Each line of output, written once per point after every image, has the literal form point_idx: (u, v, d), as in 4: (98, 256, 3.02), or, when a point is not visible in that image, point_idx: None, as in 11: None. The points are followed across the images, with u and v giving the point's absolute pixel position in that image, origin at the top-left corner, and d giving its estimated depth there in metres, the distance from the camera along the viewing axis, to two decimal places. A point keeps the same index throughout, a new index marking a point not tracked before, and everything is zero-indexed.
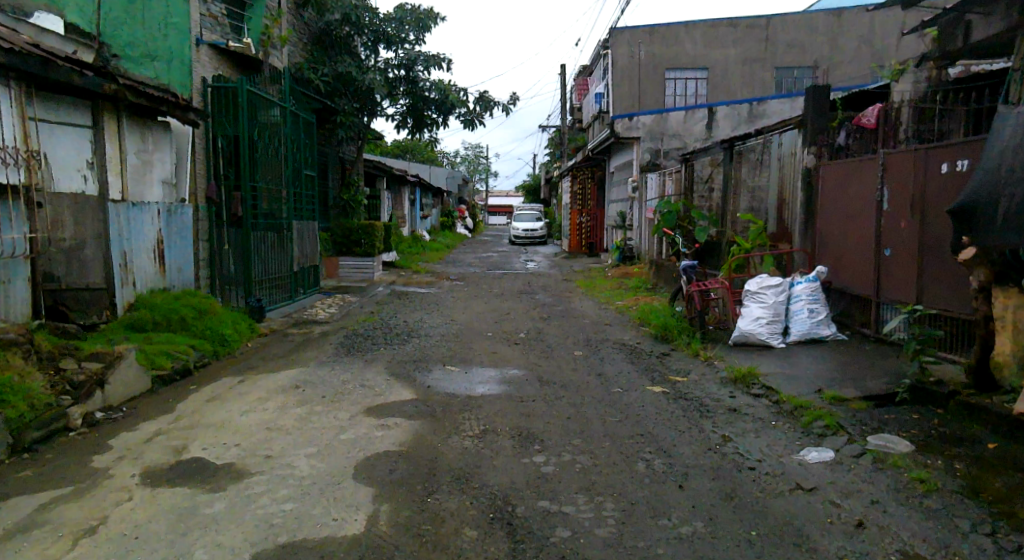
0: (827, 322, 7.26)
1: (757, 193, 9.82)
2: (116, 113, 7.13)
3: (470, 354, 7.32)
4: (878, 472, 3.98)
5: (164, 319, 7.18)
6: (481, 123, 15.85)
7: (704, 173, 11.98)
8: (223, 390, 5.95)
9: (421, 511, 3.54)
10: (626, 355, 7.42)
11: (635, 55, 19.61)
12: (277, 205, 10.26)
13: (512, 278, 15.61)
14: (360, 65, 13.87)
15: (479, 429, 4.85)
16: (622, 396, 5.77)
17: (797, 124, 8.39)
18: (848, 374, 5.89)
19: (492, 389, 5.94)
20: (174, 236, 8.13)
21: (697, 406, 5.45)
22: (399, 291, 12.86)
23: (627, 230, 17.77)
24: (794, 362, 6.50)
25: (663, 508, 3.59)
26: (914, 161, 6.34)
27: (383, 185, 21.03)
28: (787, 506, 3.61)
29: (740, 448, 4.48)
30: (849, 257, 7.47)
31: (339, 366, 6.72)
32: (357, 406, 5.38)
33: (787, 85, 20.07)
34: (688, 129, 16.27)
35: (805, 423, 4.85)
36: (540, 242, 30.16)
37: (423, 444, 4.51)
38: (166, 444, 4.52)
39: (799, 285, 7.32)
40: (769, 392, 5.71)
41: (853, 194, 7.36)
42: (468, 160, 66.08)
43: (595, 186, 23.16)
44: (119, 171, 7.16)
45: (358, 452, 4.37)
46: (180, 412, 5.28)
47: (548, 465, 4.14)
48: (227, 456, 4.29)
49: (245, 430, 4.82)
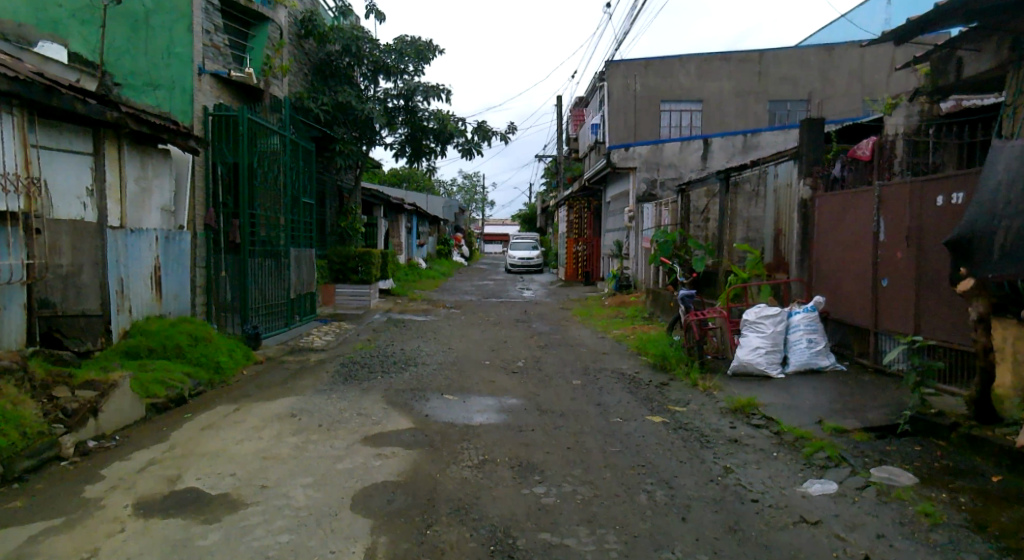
0: (826, 352, 7.28)
1: (754, 223, 9.91)
2: (117, 140, 7.16)
3: (467, 382, 7.27)
4: (882, 505, 3.95)
5: (158, 346, 7.12)
6: (479, 153, 15.98)
7: (700, 203, 12.09)
8: (218, 418, 5.87)
9: (420, 543, 3.48)
10: (625, 385, 7.38)
11: (631, 87, 19.89)
12: (275, 232, 10.28)
13: (508, 306, 15.58)
14: (359, 95, 14.06)
15: (478, 459, 4.80)
16: (622, 426, 5.72)
17: (794, 155, 8.47)
18: (848, 404, 5.87)
19: (490, 418, 5.90)
20: (170, 263, 8.10)
21: (697, 436, 5.42)
22: (396, 319, 12.82)
23: (624, 258, 17.80)
24: (793, 392, 6.49)
25: (666, 540, 3.53)
26: (909, 194, 6.40)
27: (380, 214, 21.10)
28: (791, 539, 3.57)
29: (742, 480, 4.44)
30: (846, 287, 7.49)
31: (336, 394, 6.66)
32: (354, 435, 5.33)
33: (780, 117, 20.37)
34: (684, 160, 16.48)
35: (807, 454, 4.83)
36: (536, 270, 30.19)
37: (422, 474, 4.46)
38: (160, 474, 4.45)
39: (797, 315, 7.33)
40: (769, 423, 5.67)
41: (849, 226, 7.42)
42: (465, 189, 66.51)
43: (591, 215, 23.28)
44: (118, 197, 7.16)
45: (355, 482, 4.31)
46: (174, 441, 5.20)
47: (548, 496, 4.09)
48: (222, 486, 4.22)
49: (241, 459, 4.75)
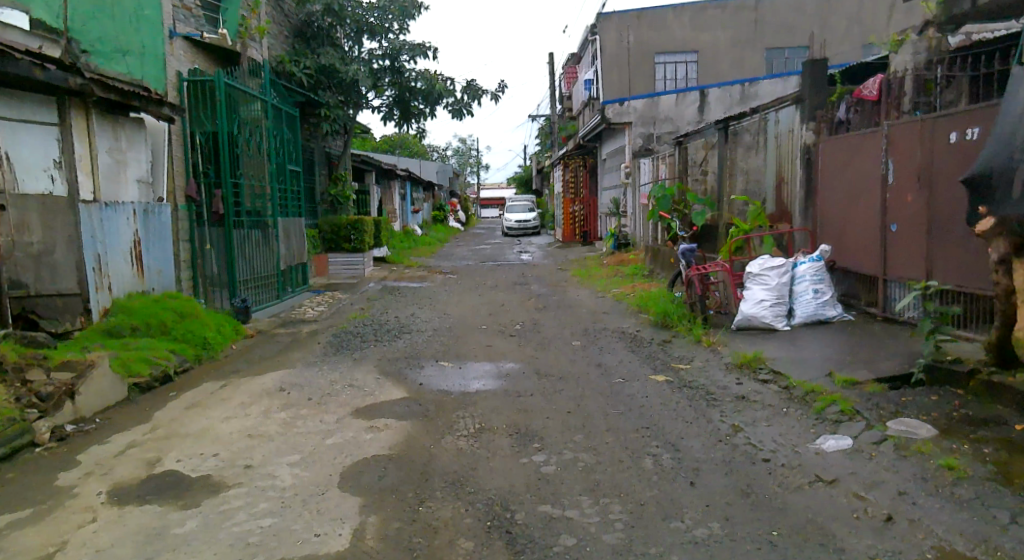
0: (833, 302, 6.99)
1: (755, 174, 9.60)
2: (85, 109, 6.81)
3: (464, 349, 7.03)
4: (902, 460, 3.72)
5: (141, 324, 6.90)
6: (469, 113, 15.53)
7: (698, 156, 11.86)
8: (205, 396, 5.65)
9: (412, 522, 3.26)
10: (626, 344, 7.15)
11: (624, 40, 19.30)
12: (261, 202, 10.04)
13: (506, 270, 15.28)
14: (343, 57, 13.55)
15: (475, 427, 4.58)
16: (624, 386, 5.51)
17: (795, 100, 8.14)
18: (859, 357, 5.65)
19: (488, 384, 5.67)
20: (152, 238, 7.83)
21: (703, 395, 5.21)
22: (391, 287, 12.52)
23: (622, 216, 17.49)
24: (799, 346, 6.27)
25: (675, 508, 3.30)
26: (920, 132, 6.08)
27: (372, 180, 20.69)
28: (808, 501, 3.34)
29: (751, 439, 4.25)
30: (854, 234, 7.21)
31: (327, 366, 6.42)
32: (345, 408, 5.11)
33: (777, 66, 19.79)
34: (681, 113, 16.23)
35: (818, 409, 4.60)
36: (534, 232, 29.81)
37: (415, 447, 4.24)
38: (139, 458, 4.22)
39: (803, 265, 7.06)
40: (777, 378, 5.45)
41: (856, 171, 7.11)
42: (460, 154, 65.79)
43: (587, 174, 22.93)
44: (90, 170, 6.85)
45: (344, 457, 4.08)
46: (157, 421, 4.99)
47: (547, 465, 3.86)
48: (204, 467, 4.00)
49: (226, 438, 4.54)
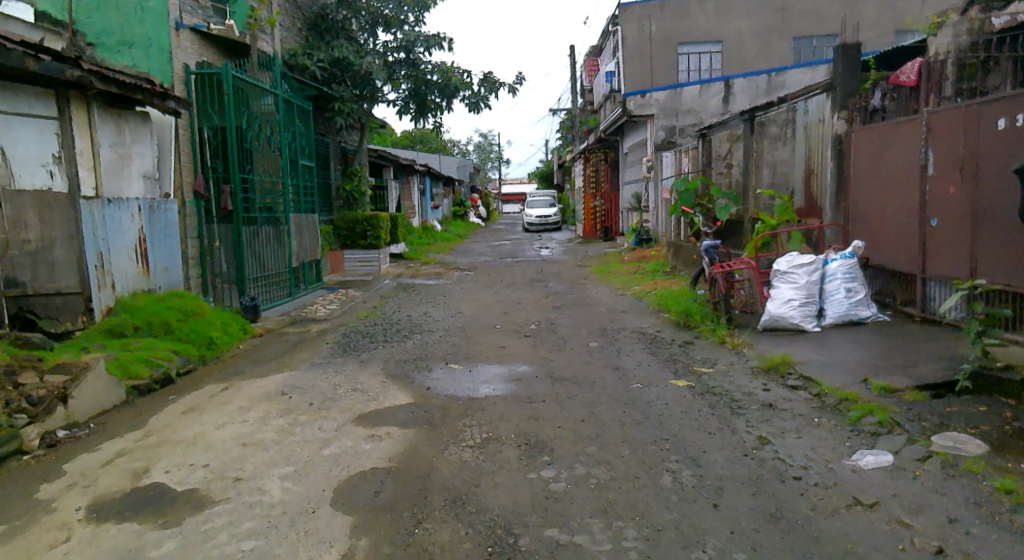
0: (867, 302, 6.63)
1: (782, 166, 9.17)
2: (86, 102, 6.64)
3: (475, 350, 6.74)
4: (950, 480, 3.34)
5: (144, 323, 6.72)
6: (486, 106, 15.22)
7: (722, 148, 11.43)
8: (204, 399, 5.43)
9: (405, 547, 2.97)
10: (646, 346, 6.81)
11: (645, 30, 18.83)
12: (273, 198, 9.85)
13: (524, 267, 14.97)
14: (358, 50, 13.29)
15: (481, 437, 4.28)
16: (642, 392, 5.18)
17: (826, 88, 7.72)
18: (896, 361, 5.25)
19: (497, 389, 5.38)
20: (158, 235, 7.66)
21: (728, 402, 4.87)
22: (406, 284, 12.28)
23: (644, 211, 17.09)
24: (830, 349, 5.88)
25: (696, 535, 2.97)
26: (964, 119, 5.64)
27: (390, 176, 20.50)
28: (846, 528, 2.99)
29: (780, 453, 3.90)
30: (889, 229, 6.78)
31: (333, 368, 6.18)
32: (346, 414, 4.84)
33: (805, 55, 19.20)
34: (704, 105, 15.66)
35: (854, 420, 4.22)
36: (554, 228, 29.44)
37: (416, 458, 3.96)
38: (126, 468, 4.00)
39: (834, 262, 6.65)
40: (808, 384, 5.08)
41: (892, 162, 6.68)
42: (480, 149, 65.56)
43: (608, 168, 22.49)
44: (91, 165, 6.68)
45: (339, 470, 3.81)
46: (151, 427, 4.77)
47: (557, 482, 3.55)
48: (191, 480, 3.76)
49: (219, 447, 4.30)
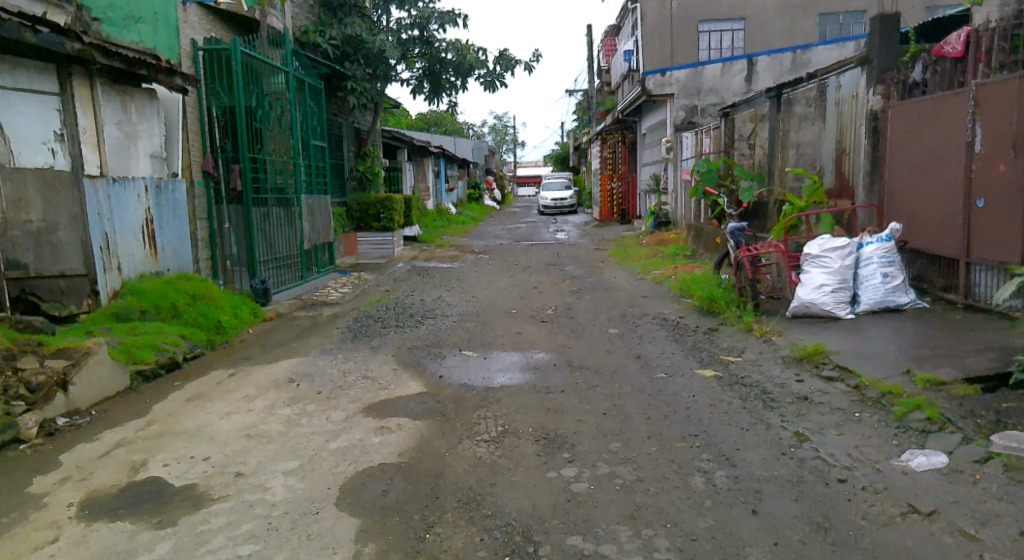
0: (904, 288, 6.29)
1: (811, 146, 8.77)
2: (89, 78, 6.40)
3: (490, 336, 6.48)
4: (1014, 486, 3.04)
5: (151, 307, 6.54)
6: (502, 85, 14.85)
7: (746, 128, 11.02)
8: (210, 387, 5.22)
9: (415, 555, 2.73)
10: (669, 333, 6.51)
11: (666, 7, 18.29)
12: (284, 178, 9.63)
13: (540, 250, 14.66)
14: (371, 27, 12.96)
15: (497, 431, 4.03)
16: (667, 383, 4.89)
17: (861, 62, 7.30)
18: (941, 352, 4.93)
19: (514, 378, 5.12)
20: (166, 216, 7.45)
21: (759, 395, 4.57)
22: (420, 267, 12.03)
23: (663, 194, 16.69)
24: (866, 338, 5.56)
25: (735, 545, 2.70)
26: (1016, 92, 5.25)
27: (404, 157, 20.20)
28: (902, 539, 2.70)
29: (820, 451, 3.61)
30: (928, 210, 6.42)
31: (343, 354, 5.95)
32: (356, 404, 4.61)
33: (831, 33, 18.59)
34: (726, 83, 15.20)
35: (899, 415, 3.93)
36: (570, 211, 29.04)
37: (428, 454, 3.71)
38: (123, 460, 3.79)
39: (869, 246, 6.31)
40: (845, 375, 4.78)
41: (933, 139, 6.30)
42: (495, 131, 64.99)
43: (626, 150, 22.05)
44: (96, 144, 6.46)
45: (347, 466, 3.58)
46: (153, 416, 4.56)
47: (579, 482, 3.29)
48: (190, 475, 3.54)
49: (222, 438, 4.08)
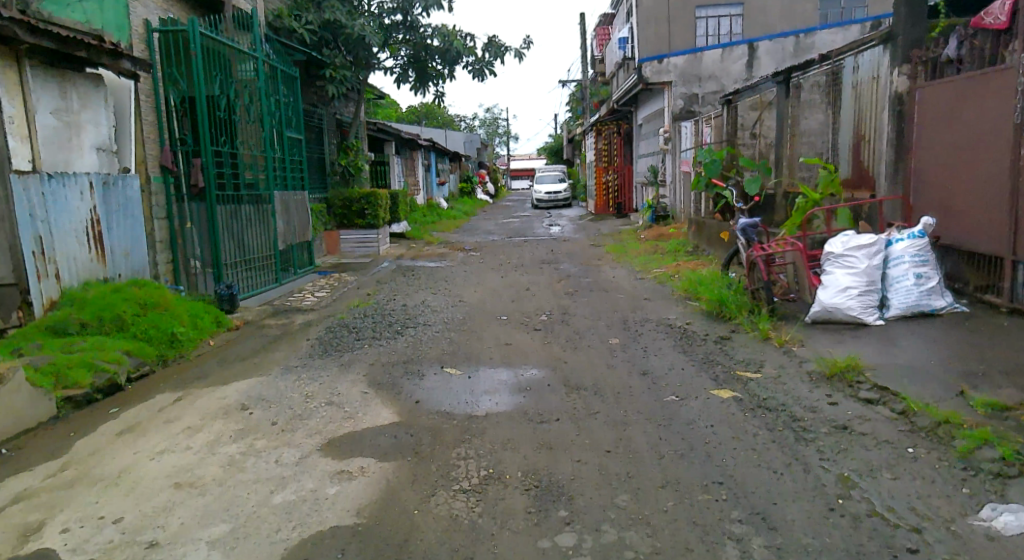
0: (939, 290, 5.62)
1: (825, 133, 8.07)
2: (16, 60, 5.62)
3: (477, 349, 5.76)
4: None
5: (93, 319, 5.80)
6: (492, 73, 14.10)
7: (751, 115, 10.30)
8: (147, 416, 4.49)
9: None
10: (677, 342, 5.80)
11: None
12: (254, 173, 8.88)
13: (534, 246, 13.93)
14: (351, 11, 12.19)
15: (479, 476, 3.33)
16: (680, 408, 4.19)
17: (883, 39, 6.59)
18: (997, 367, 4.24)
19: (501, 402, 4.40)
20: (116, 215, 6.70)
21: (789, 423, 3.88)
22: (406, 267, 11.26)
23: (661, 185, 15.97)
24: (903, 348, 4.88)
25: None
26: None
27: (391, 150, 19.40)
28: None
29: (875, 502, 2.93)
30: (965, 202, 5.74)
31: (308, 373, 5.22)
32: (314, 439, 3.90)
33: (833, 18, 17.90)
34: (726, 69, 14.42)
35: (966, 452, 3.25)
36: (564, 204, 28.28)
37: (392, 510, 3.01)
38: (14, 523, 3.07)
39: (899, 243, 5.63)
40: (887, 397, 4.08)
41: (972, 121, 5.61)
42: (488, 124, 64.05)
43: (622, 141, 21.31)
44: (26, 135, 5.70)
45: (291, 530, 2.88)
46: (71, 457, 3.84)
47: (580, 556, 2.59)
48: (89, 546, 2.82)
49: (146, 487, 3.37)
